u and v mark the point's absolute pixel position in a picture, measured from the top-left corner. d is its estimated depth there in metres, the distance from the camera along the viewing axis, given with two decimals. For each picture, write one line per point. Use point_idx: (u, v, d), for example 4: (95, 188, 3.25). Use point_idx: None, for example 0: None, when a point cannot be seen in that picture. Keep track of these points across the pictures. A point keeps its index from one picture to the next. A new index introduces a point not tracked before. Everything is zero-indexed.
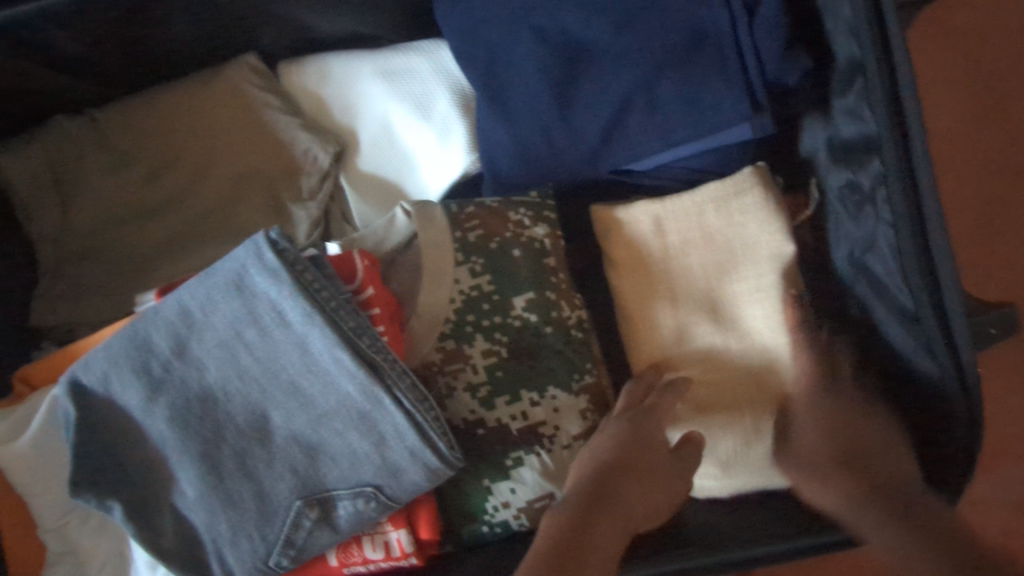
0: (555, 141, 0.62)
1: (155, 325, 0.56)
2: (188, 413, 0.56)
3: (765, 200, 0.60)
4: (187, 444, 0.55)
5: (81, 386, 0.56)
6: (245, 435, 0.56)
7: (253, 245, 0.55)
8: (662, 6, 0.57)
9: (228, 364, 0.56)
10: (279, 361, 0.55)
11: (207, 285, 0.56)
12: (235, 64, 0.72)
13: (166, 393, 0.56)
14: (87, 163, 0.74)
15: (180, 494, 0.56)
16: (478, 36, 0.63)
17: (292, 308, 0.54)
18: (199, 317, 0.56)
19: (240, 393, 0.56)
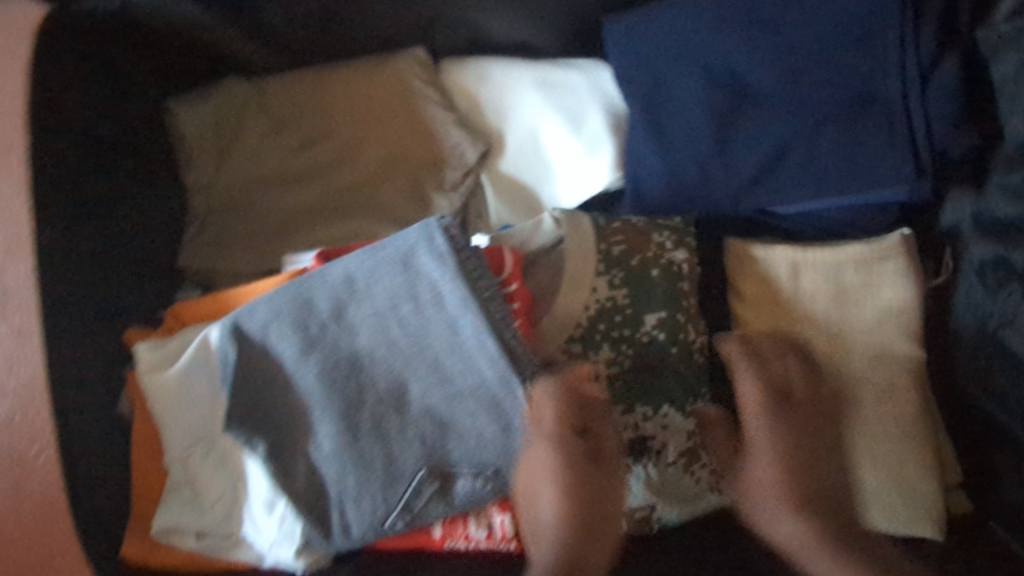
0: (708, 173, 0.65)
1: (319, 286, 0.61)
2: (337, 371, 0.61)
3: (909, 269, 0.63)
4: (332, 399, 0.60)
5: (242, 332, 0.61)
6: (385, 400, 0.61)
7: (424, 228, 0.60)
8: (835, 64, 0.61)
9: (381, 333, 0.61)
10: (429, 338, 0.60)
11: (373, 257, 0.61)
12: (405, 57, 0.76)
13: (319, 350, 0.61)
14: (246, 126, 0.79)
15: (316, 445, 0.61)
16: (645, 64, 0.67)
17: (451, 292, 0.59)
18: (360, 286, 0.61)
19: (387, 362, 0.61)
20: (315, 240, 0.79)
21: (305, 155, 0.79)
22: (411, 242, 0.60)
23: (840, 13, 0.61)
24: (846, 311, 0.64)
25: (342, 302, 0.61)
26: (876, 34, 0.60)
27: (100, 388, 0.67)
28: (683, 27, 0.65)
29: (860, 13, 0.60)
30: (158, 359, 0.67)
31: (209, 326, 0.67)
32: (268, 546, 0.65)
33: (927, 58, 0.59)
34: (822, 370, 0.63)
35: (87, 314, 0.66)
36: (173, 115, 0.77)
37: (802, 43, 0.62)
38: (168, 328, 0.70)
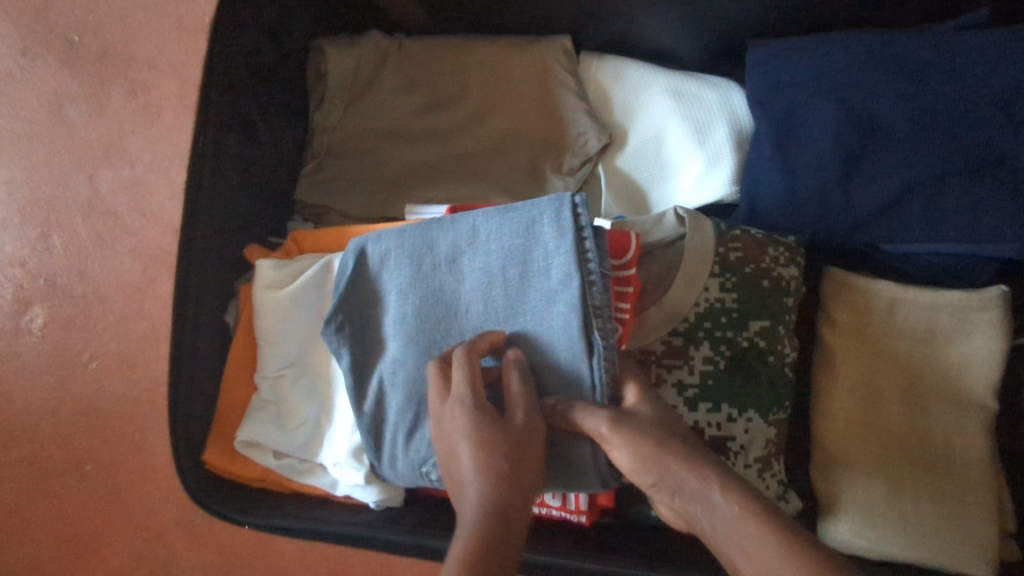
0: (827, 201, 0.69)
1: (445, 228, 0.62)
2: (428, 311, 0.62)
3: (1000, 322, 0.66)
4: (416, 336, 0.62)
5: (366, 253, 0.65)
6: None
7: (561, 202, 0.57)
8: (969, 124, 0.64)
9: (478, 288, 0.60)
10: (521, 309, 0.59)
11: (506, 218, 0.60)
12: (551, 42, 0.79)
13: (420, 286, 0.63)
14: (385, 79, 0.82)
15: (383, 373, 0.64)
16: (781, 92, 0.72)
17: (558, 270, 0.57)
18: (481, 240, 0.61)
19: (477, 318, 0.61)
20: (427, 198, 0.81)
21: (432, 116, 0.82)
22: (542, 212, 0.58)
23: (986, 76, 0.64)
24: (932, 352, 0.68)
25: (458, 249, 0.61)
26: (1016, 103, 0.62)
27: (217, 292, 0.71)
28: (829, 64, 0.70)
29: (1008, 78, 0.63)
30: (275, 277, 0.69)
31: (332, 257, 0.69)
32: (344, 476, 0.67)
33: None
34: (898, 402, 0.68)
35: (219, 220, 0.70)
36: (319, 52, 0.81)
37: (942, 95, 0.65)
38: (287, 252, 0.73)
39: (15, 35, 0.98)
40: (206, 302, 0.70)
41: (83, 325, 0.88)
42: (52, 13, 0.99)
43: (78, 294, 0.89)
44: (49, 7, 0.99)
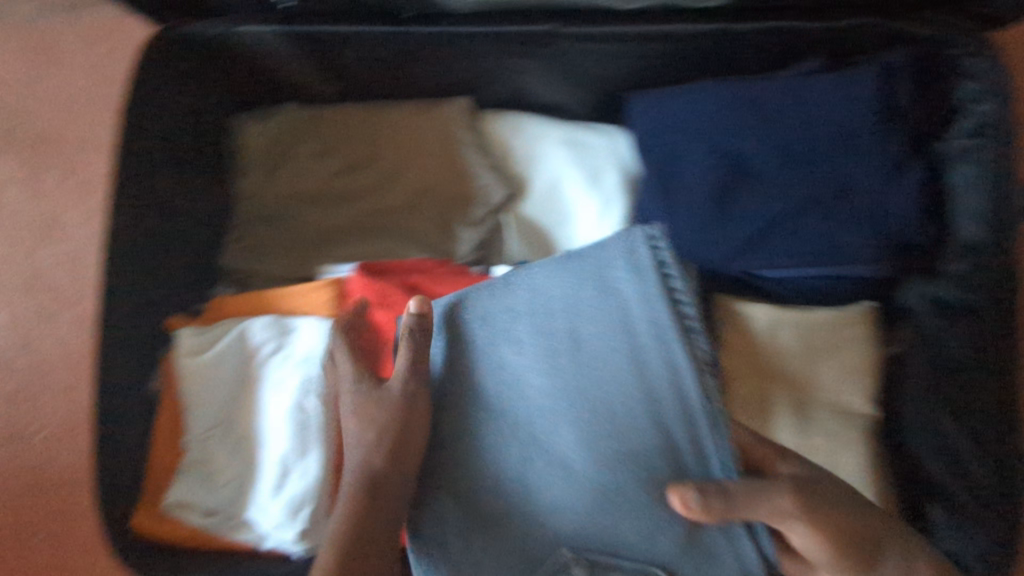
0: (707, 236, 0.74)
1: (502, 292, 0.60)
2: (489, 387, 0.59)
3: (869, 335, 0.72)
4: (488, 420, 0.59)
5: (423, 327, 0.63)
6: (532, 435, 0.57)
7: (636, 240, 0.56)
8: (826, 159, 0.70)
9: (543, 355, 0.57)
10: (596, 368, 0.56)
11: (563, 266, 0.60)
12: (450, 104, 0.85)
13: (477, 355, 0.60)
14: (298, 147, 0.87)
15: (440, 455, 0.59)
16: (660, 138, 0.77)
17: (657, 319, 0.54)
18: (537, 296, 0.59)
19: (554, 393, 0.57)
20: (346, 255, 0.85)
21: (347, 178, 0.87)
22: (603, 259, 0.58)
23: (834, 111, 0.69)
24: (816, 368, 0.73)
25: (523, 320, 0.59)
26: (859, 139, 0.68)
27: (141, 360, 0.74)
28: (695, 110, 0.75)
29: (849, 116, 0.68)
30: (196, 344, 0.74)
31: (251, 320, 0.74)
32: (270, 526, 0.70)
33: (901, 158, 0.68)
34: (790, 418, 0.72)
35: (137, 293, 0.73)
36: (239, 130, 0.86)
37: (800, 132, 0.71)
38: (207, 318, 0.77)
39: None
40: (131, 372, 0.72)
41: (28, 394, 0.95)
42: None
43: (22, 367, 0.97)
44: None
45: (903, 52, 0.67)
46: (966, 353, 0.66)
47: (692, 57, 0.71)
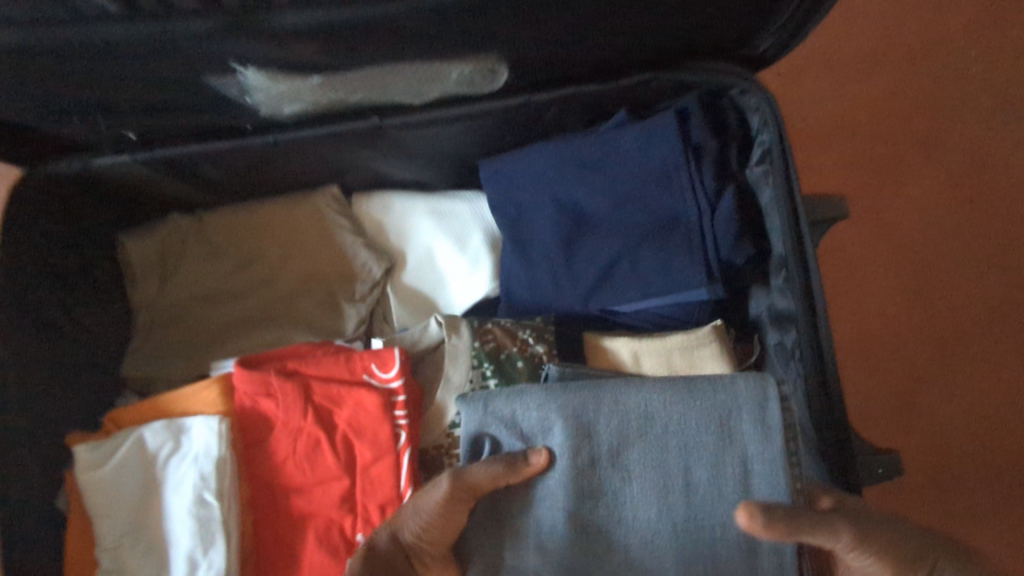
0: (559, 283, 0.80)
1: (598, 412, 0.61)
2: (589, 512, 0.59)
3: (721, 352, 0.77)
4: (583, 546, 0.59)
5: (490, 441, 0.62)
6: (626, 562, 0.59)
7: (756, 382, 0.59)
8: (648, 198, 0.77)
9: (649, 481, 0.60)
10: (700, 496, 0.59)
11: (676, 389, 0.61)
12: (321, 193, 0.91)
13: (576, 483, 0.59)
14: (188, 252, 0.93)
15: (530, 574, 0.59)
16: (510, 198, 0.83)
17: (765, 461, 0.58)
18: (642, 418, 0.61)
19: (654, 523, 0.59)
20: (241, 348, 0.91)
21: (236, 275, 0.93)
22: (730, 393, 0.60)
23: (648, 155, 0.76)
24: None
25: (626, 442, 0.60)
26: (673, 175, 0.75)
27: (46, 480, 0.77)
28: (532, 168, 0.82)
29: (661, 157, 0.75)
30: (92, 459, 0.76)
31: (144, 428, 0.78)
32: None
33: (712, 191, 0.74)
34: None
35: (33, 419, 0.77)
36: (122, 246, 0.91)
37: (622, 178, 0.78)
38: (106, 431, 0.80)
39: None
40: (31, 493, 0.76)
41: None
42: None
43: None
44: None
45: (693, 93, 0.73)
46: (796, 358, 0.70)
47: (518, 122, 0.75)
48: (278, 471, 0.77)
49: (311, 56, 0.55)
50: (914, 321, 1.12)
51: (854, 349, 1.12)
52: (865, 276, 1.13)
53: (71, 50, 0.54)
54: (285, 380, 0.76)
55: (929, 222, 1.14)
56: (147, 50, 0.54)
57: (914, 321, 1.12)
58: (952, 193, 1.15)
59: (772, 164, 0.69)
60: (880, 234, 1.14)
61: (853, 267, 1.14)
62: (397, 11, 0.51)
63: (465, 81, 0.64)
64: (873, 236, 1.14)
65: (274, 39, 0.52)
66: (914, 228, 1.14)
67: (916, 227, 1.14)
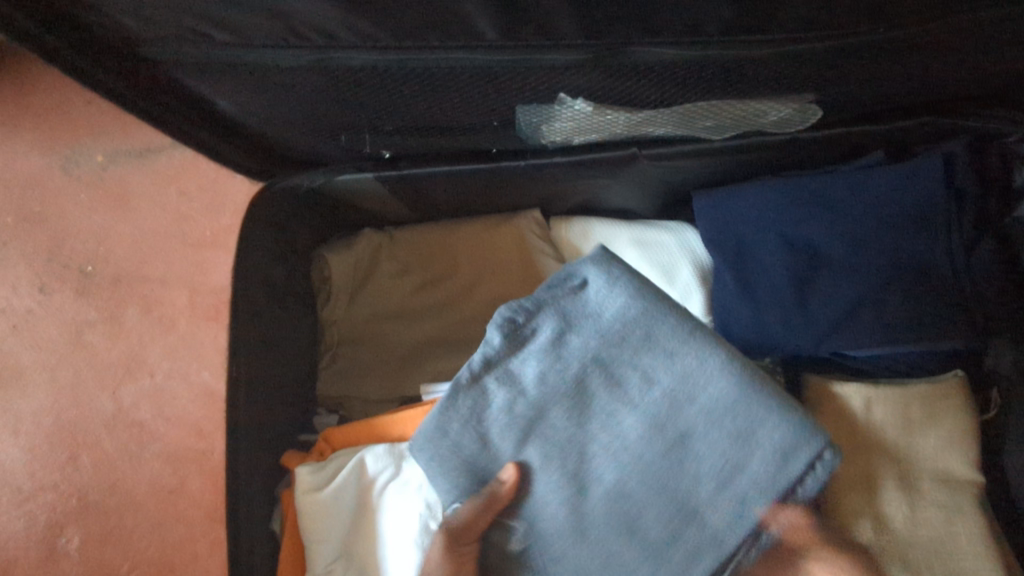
0: (792, 322, 0.77)
1: (670, 336, 0.68)
2: (599, 381, 0.68)
3: (964, 403, 0.75)
4: (560, 388, 0.68)
5: (560, 289, 0.71)
6: (568, 429, 0.68)
7: (798, 430, 0.64)
8: (901, 243, 0.75)
9: (650, 397, 0.67)
10: (682, 426, 0.66)
11: (735, 375, 0.66)
12: (523, 216, 0.90)
13: (603, 353, 0.69)
14: (380, 269, 0.92)
15: (512, 370, 0.70)
16: (735, 232, 0.82)
17: (754, 478, 0.64)
18: (699, 365, 0.66)
19: (637, 420, 0.67)
20: (440, 372, 0.87)
21: (427, 294, 0.91)
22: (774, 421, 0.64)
23: (903, 198, 0.74)
24: (914, 441, 0.74)
25: (670, 364, 0.67)
26: (929, 220, 0.74)
27: (264, 500, 0.75)
28: (767, 207, 0.80)
29: (916, 203, 0.74)
30: (315, 481, 0.74)
31: (366, 451, 0.76)
32: None
33: (970, 235, 0.74)
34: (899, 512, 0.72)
35: (257, 437, 0.74)
36: (323, 261, 0.90)
37: (867, 220, 0.76)
38: (320, 452, 0.78)
39: (32, 278, 1.10)
40: (255, 515, 0.73)
41: (122, 534, 0.98)
42: (63, 250, 1.11)
43: (113, 507, 1.00)
44: (60, 245, 1.11)
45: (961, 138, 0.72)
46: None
47: (765, 158, 0.74)
48: None
49: (657, 90, 0.55)
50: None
51: None
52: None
53: (422, 68, 0.53)
54: None
55: None
56: (488, 74, 0.53)
57: None
58: None
59: None
60: None
61: None
62: (775, 49, 0.50)
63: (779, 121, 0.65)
64: None
65: (640, 70, 0.52)
66: None
67: None
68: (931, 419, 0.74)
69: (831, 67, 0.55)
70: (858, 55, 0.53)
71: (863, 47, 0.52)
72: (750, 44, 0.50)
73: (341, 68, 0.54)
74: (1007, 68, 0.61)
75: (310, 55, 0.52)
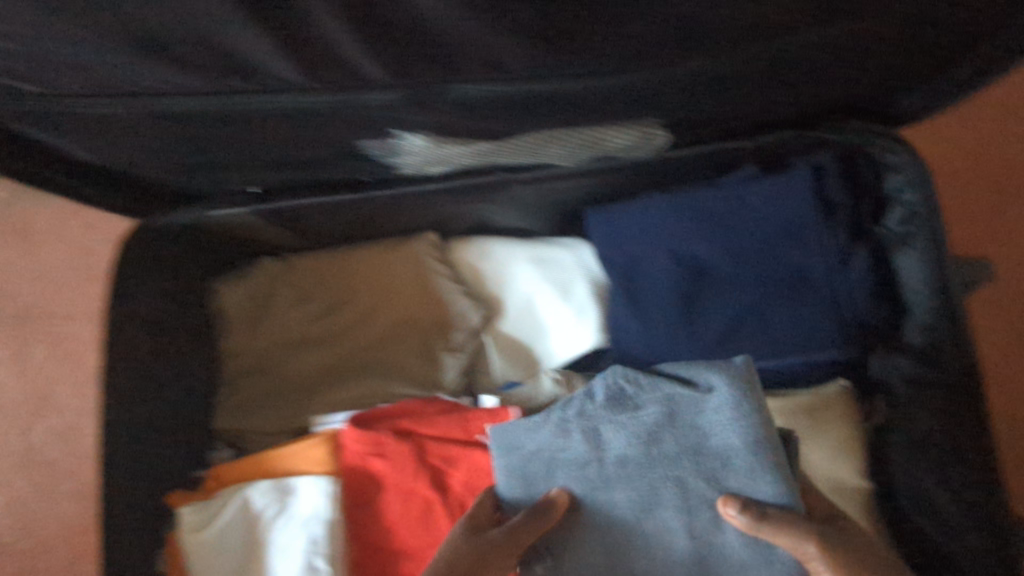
0: (679, 338, 0.78)
1: (763, 474, 0.56)
2: (671, 488, 0.59)
3: (849, 413, 0.74)
4: (639, 474, 0.59)
5: (704, 379, 0.59)
6: (626, 513, 0.60)
7: None
8: (776, 255, 0.75)
9: (714, 518, 0.58)
10: (723, 552, 0.58)
11: (803, 536, 0.54)
12: (418, 239, 0.89)
13: (704, 468, 0.58)
14: (279, 298, 0.91)
15: (598, 429, 0.61)
16: (623, 247, 0.81)
17: None
18: (771, 507, 0.56)
19: (701, 551, 0.58)
20: (338, 401, 0.87)
21: (328, 321, 0.91)
22: None
23: (779, 210, 0.74)
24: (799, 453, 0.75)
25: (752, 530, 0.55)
26: (804, 232, 0.74)
27: (147, 544, 0.73)
28: (652, 223, 0.79)
29: (791, 214, 0.74)
30: (199, 520, 0.73)
31: (251, 487, 0.75)
32: None
33: (844, 248, 0.74)
34: None
35: (135, 480, 0.73)
36: (217, 294, 0.89)
37: (746, 233, 0.76)
38: (208, 489, 0.76)
39: None
40: (135, 561, 0.71)
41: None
42: None
43: (21, 551, 0.97)
44: None
45: (832, 149, 0.72)
46: (937, 422, 0.69)
47: (639, 177, 0.74)
48: (389, 535, 0.74)
49: (491, 123, 0.54)
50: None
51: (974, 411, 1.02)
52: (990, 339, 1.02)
53: (250, 110, 0.52)
54: (401, 441, 0.74)
55: None
56: (316, 114, 0.52)
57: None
58: None
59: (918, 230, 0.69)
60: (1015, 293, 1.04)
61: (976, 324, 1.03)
62: (598, 81, 0.50)
63: (631, 143, 0.64)
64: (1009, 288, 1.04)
65: (468, 107, 0.51)
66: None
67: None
68: (818, 431, 0.74)
69: (668, 95, 0.55)
70: (686, 81, 0.53)
71: (691, 74, 0.52)
72: (571, 77, 0.49)
73: (166, 114, 0.53)
74: (850, 86, 0.61)
75: (128, 102, 0.51)
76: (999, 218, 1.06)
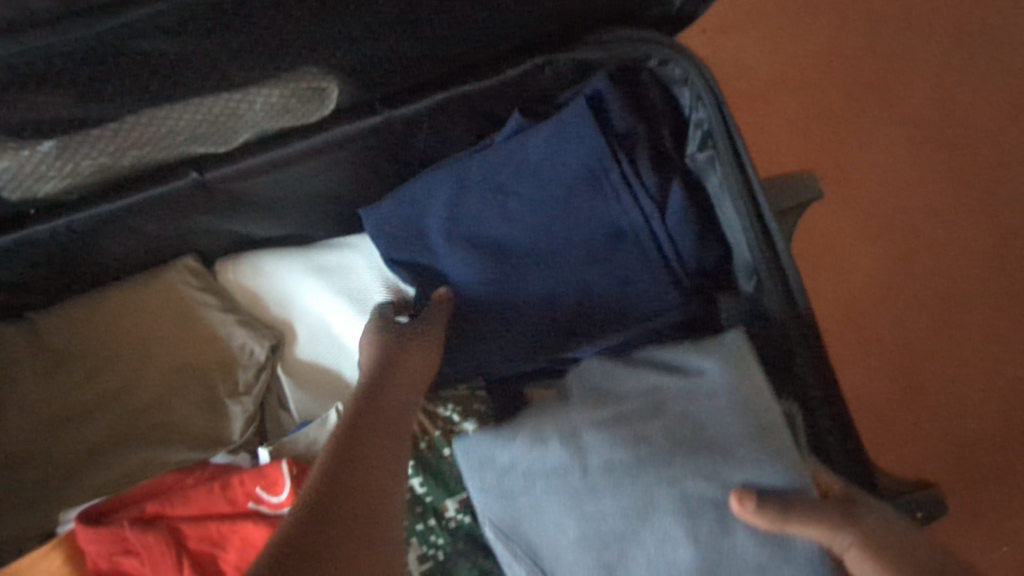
0: (502, 335, 0.62)
1: (766, 458, 0.47)
2: (733, 482, 0.47)
3: None
4: (627, 480, 0.48)
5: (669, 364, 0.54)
6: (582, 541, 0.48)
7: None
8: (578, 210, 0.61)
9: (720, 518, 0.46)
10: (737, 559, 0.45)
11: (835, 520, 0.44)
12: (172, 268, 0.69)
13: (713, 462, 0.48)
14: (17, 370, 0.66)
15: (575, 429, 0.51)
16: (408, 229, 0.63)
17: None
18: (795, 494, 0.46)
19: (699, 556, 0.46)
20: (99, 486, 0.66)
21: (89, 386, 0.67)
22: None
23: (567, 159, 0.61)
24: None
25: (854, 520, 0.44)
26: (601, 176, 0.61)
27: None
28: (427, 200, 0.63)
29: (581, 163, 0.60)
30: None
31: None
32: None
33: (657, 187, 0.61)
34: None
35: None
36: None
37: (542, 193, 0.62)
38: None
39: None
40: None
41: None
42: None
43: None
44: None
45: (602, 72, 0.60)
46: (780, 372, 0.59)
47: (390, 145, 0.59)
48: None
49: (86, 108, 0.43)
50: (944, 300, 0.89)
51: (865, 336, 0.89)
52: (857, 259, 0.91)
53: None
54: (143, 532, 0.59)
55: (945, 213, 0.91)
56: None
57: (930, 279, 0.90)
58: (934, 114, 0.95)
59: (718, 147, 0.59)
60: (882, 193, 0.92)
61: (846, 241, 0.91)
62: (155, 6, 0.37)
63: (276, 111, 0.50)
64: (876, 190, 0.93)
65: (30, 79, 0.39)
66: (918, 181, 0.92)
67: (915, 177, 0.93)
68: None
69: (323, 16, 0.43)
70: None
71: None
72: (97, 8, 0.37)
73: None
74: None
75: None
76: (849, 129, 0.94)
